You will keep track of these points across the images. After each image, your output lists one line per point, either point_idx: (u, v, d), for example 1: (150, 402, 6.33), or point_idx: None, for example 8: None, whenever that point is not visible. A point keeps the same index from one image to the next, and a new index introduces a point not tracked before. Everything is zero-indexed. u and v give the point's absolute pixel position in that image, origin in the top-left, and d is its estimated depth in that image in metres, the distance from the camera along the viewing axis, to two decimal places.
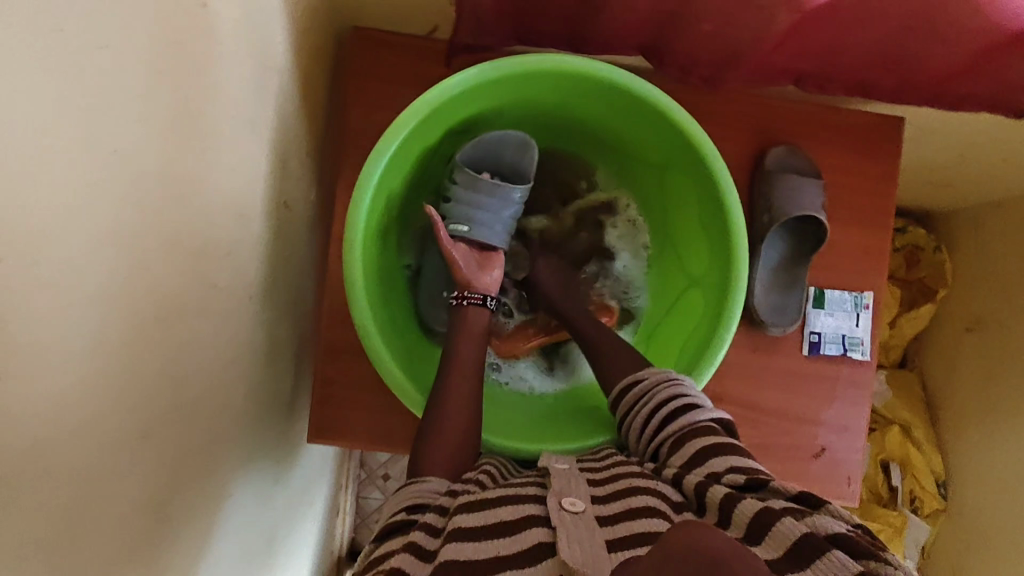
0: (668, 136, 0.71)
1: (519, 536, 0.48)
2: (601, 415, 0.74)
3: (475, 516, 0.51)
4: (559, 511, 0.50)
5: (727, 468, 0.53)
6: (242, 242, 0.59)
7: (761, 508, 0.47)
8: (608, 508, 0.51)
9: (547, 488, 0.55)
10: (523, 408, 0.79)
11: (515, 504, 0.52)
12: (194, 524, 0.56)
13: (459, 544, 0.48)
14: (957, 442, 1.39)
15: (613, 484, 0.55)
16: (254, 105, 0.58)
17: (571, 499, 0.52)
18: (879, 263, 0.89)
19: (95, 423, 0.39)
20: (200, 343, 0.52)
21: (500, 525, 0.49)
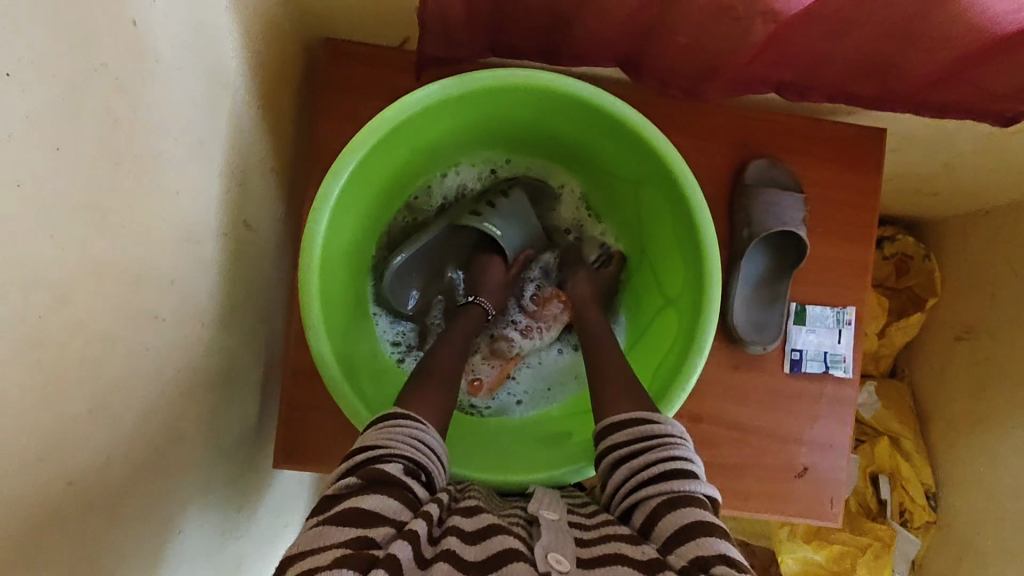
0: (642, 155, 0.69)
1: (508, 568, 0.46)
2: (578, 440, 0.72)
3: (467, 545, 0.49)
4: (544, 569, 0.48)
5: (717, 557, 0.48)
6: (192, 267, 0.56)
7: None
8: (596, 573, 0.48)
9: (536, 539, 0.53)
10: (503, 439, 0.76)
11: (505, 537, 0.50)
12: (140, 565, 0.54)
13: (452, 572, 0.46)
14: (948, 454, 1.37)
15: (602, 544, 0.51)
16: (203, 124, 0.56)
17: (557, 556, 0.49)
18: (862, 278, 0.87)
19: (7, 473, 0.37)
20: (141, 376, 0.50)
21: (490, 557, 0.47)
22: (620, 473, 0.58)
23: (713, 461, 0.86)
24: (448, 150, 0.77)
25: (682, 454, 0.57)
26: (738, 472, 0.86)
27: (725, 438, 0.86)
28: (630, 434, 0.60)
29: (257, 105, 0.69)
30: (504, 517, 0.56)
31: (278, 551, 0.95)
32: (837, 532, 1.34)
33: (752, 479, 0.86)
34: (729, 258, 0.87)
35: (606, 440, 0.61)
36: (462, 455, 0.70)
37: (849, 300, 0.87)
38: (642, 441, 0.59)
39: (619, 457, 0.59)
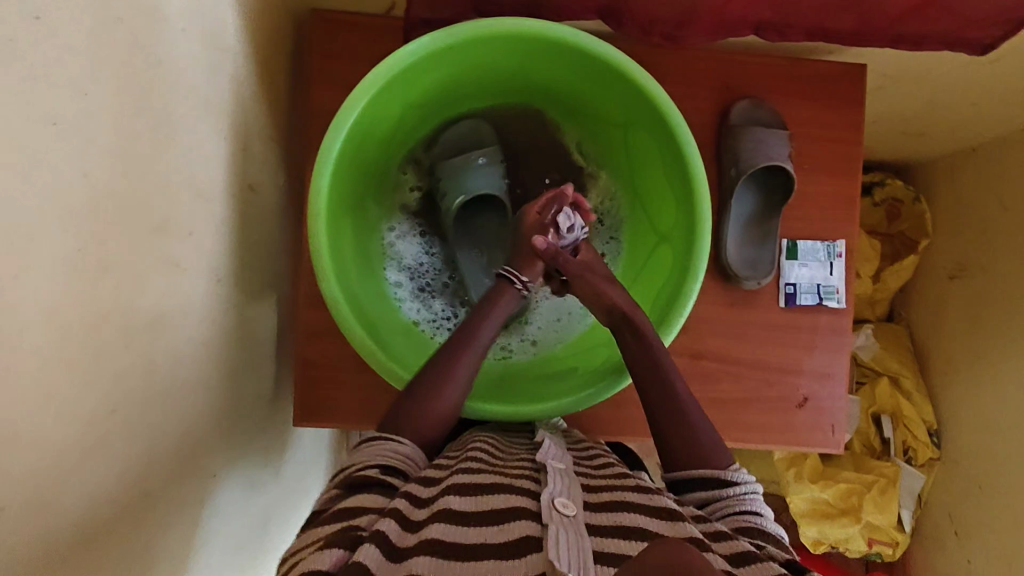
0: (628, 94, 0.72)
1: (506, 526, 0.49)
2: (582, 371, 0.76)
3: (466, 500, 0.52)
4: (551, 509, 0.50)
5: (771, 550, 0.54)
6: (206, 224, 0.59)
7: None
8: (598, 518, 0.51)
9: (542, 485, 0.56)
10: (508, 374, 0.79)
11: (509, 496, 0.53)
12: (176, 504, 0.57)
13: (447, 525, 0.49)
14: (947, 391, 1.40)
15: (606, 494, 0.55)
16: (207, 85, 0.59)
17: (564, 499, 0.52)
18: (850, 211, 0.90)
19: (57, 394, 0.40)
20: (169, 322, 0.53)
21: (489, 514, 0.51)
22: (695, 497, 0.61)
23: (716, 396, 0.89)
24: (440, 104, 0.79)
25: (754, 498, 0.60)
26: (740, 406, 0.89)
27: (726, 372, 0.89)
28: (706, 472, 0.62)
29: (254, 73, 0.71)
30: (510, 468, 0.59)
31: (302, 513, 0.99)
32: (842, 473, 1.38)
33: (754, 411, 0.89)
34: (719, 197, 0.89)
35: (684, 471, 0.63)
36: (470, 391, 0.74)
37: (838, 234, 0.90)
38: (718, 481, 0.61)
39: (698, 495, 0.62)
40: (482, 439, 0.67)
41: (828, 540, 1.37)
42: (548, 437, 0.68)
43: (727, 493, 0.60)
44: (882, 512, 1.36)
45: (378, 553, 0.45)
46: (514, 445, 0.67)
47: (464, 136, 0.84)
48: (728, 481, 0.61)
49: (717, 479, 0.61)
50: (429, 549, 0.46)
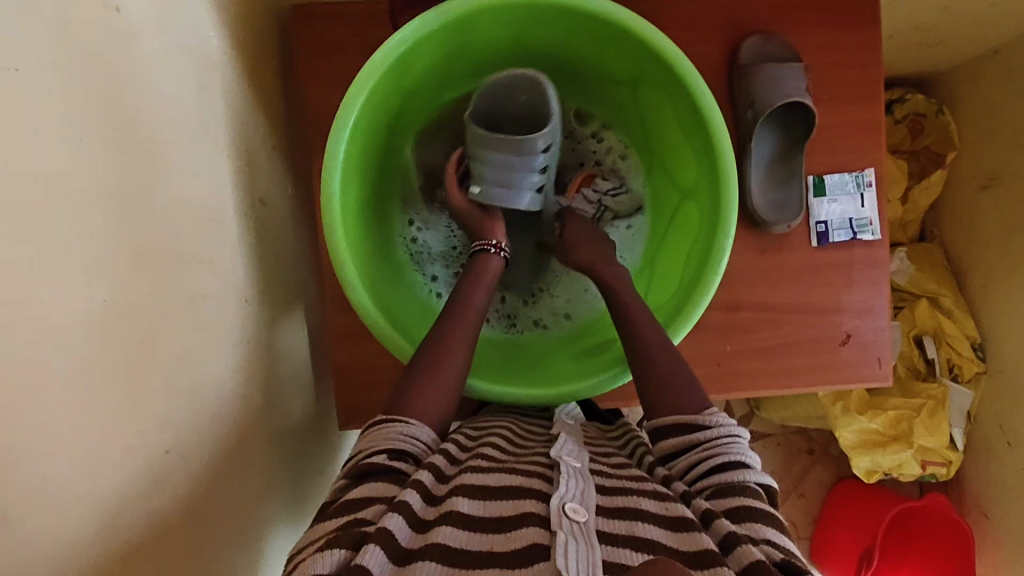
0: (631, 51, 0.68)
1: (515, 533, 0.49)
2: (604, 351, 0.74)
3: (475, 506, 0.52)
4: (559, 516, 0.49)
5: (764, 541, 0.50)
6: (222, 248, 0.59)
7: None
8: (610, 523, 0.50)
9: (554, 487, 0.55)
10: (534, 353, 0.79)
11: (517, 501, 0.53)
12: (235, 525, 0.59)
13: (454, 531, 0.49)
14: (988, 303, 1.36)
15: (618, 498, 0.54)
16: (201, 107, 0.57)
17: (573, 504, 0.51)
18: (877, 138, 0.86)
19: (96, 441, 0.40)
20: (200, 355, 0.53)
21: (498, 522, 0.51)
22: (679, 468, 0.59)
23: (756, 346, 0.87)
24: (439, 92, 0.77)
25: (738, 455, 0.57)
26: (784, 352, 0.87)
27: (765, 320, 0.87)
28: (680, 437, 0.60)
29: (247, 83, 0.70)
30: (522, 466, 0.59)
31: None
32: (890, 400, 1.36)
33: (797, 355, 0.88)
34: (738, 141, 0.86)
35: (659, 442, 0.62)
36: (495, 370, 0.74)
37: (866, 162, 0.86)
38: (695, 445, 0.59)
39: (676, 444, 0.60)
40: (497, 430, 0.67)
41: (882, 468, 1.36)
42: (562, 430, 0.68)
43: (702, 440, 0.59)
44: (933, 435, 1.34)
45: (384, 557, 0.46)
46: (529, 437, 0.67)
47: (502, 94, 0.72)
48: (703, 426, 0.60)
49: (694, 425, 0.60)
50: (434, 556, 0.47)
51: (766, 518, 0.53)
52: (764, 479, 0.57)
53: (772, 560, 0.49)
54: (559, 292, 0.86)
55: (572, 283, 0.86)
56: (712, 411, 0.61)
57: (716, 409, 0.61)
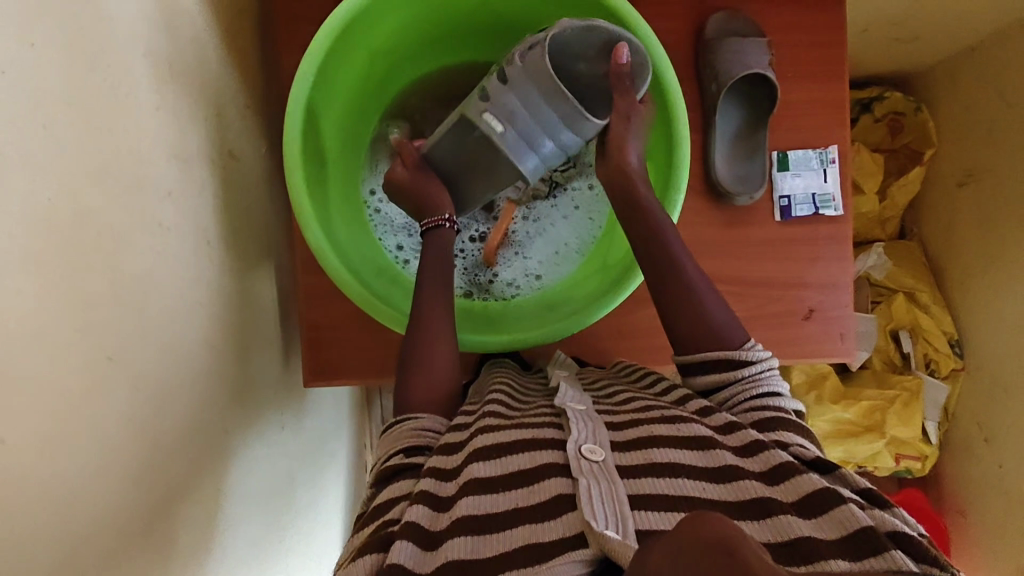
0: (591, 14, 0.71)
1: (538, 487, 0.52)
2: (571, 303, 0.78)
3: (491, 465, 0.55)
4: (579, 459, 0.53)
5: (797, 444, 0.57)
6: (185, 186, 0.60)
7: (822, 488, 0.50)
8: (629, 458, 0.54)
9: (566, 432, 0.58)
10: (507, 307, 0.81)
11: (535, 453, 0.56)
12: (193, 459, 0.60)
13: (475, 499, 0.52)
14: (965, 298, 1.37)
15: (633, 431, 0.58)
16: (166, 45, 0.59)
17: (590, 447, 0.54)
18: (840, 116, 0.88)
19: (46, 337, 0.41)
20: (159, 280, 0.54)
21: (517, 475, 0.54)
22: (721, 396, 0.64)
23: None
24: (407, 58, 0.80)
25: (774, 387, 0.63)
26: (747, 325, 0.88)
27: (728, 293, 0.88)
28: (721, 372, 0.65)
29: (222, 39, 0.72)
30: (529, 418, 0.62)
31: (326, 473, 1.02)
32: (864, 390, 1.38)
33: (760, 328, 0.89)
34: (702, 114, 0.88)
35: (694, 373, 0.67)
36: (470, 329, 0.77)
37: (829, 140, 0.88)
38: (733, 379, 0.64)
39: (714, 378, 0.65)
40: (496, 386, 0.70)
41: (856, 459, 1.37)
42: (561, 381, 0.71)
43: (743, 373, 0.64)
44: (907, 426, 1.36)
45: (412, 546, 0.50)
46: (529, 392, 0.71)
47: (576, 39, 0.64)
48: (745, 360, 0.64)
49: (734, 360, 0.64)
50: (462, 530, 0.50)
51: (796, 429, 0.60)
52: (796, 404, 0.64)
53: (804, 458, 0.56)
54: (531, 253, 0.86)
55: (546, 243, 0.86)
56: (753, 344, 0.65)
57: (755, 343, 0.66)
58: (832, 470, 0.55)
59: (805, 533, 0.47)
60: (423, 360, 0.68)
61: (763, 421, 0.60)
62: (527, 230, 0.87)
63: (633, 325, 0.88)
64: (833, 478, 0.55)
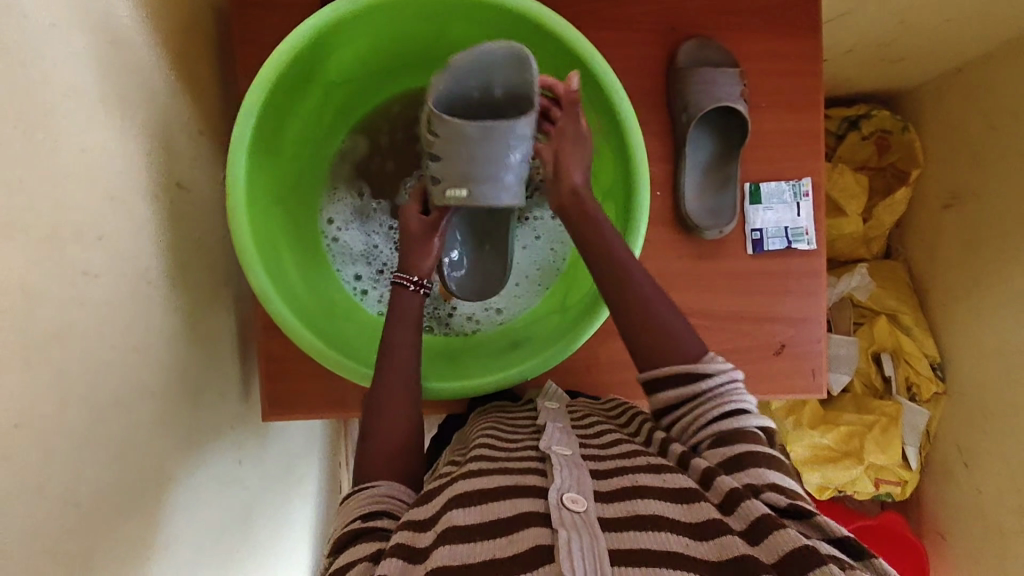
0: (549, 48, 0.70)
1: (516, 536, 0.49)
2: (527, 343, 0.77)
3: (470, 512, 0.52)
4: (560, 509, 0.50)
5: (769, 488, 0.53)
6: (117, 226, 0.58)
7: (802, 546, 0.47)
8: (610, 510, 0.51)
9: (549, 479, 0.55)
10: (465, 346, 0.81)
11: (514, 501, 0.52)
12: (119, 510, 0.58)
13: (454, 546, 0.49)
14: (947, 321, 1.36)
15: (617, 479, 0.55)
16: (99, 84, 0.56)
17: (572, 495, 0.51)
18: (815, 147, 0.86)
19: None
20: (80, 331, 0.52)
21: (495, 525, 0.50)
22: (681, 420, 0.61)
23: None
24: (366, 81, 0.78)
25: (738, 400, 0.60)
26: None
27: (697, 327, 0.86)
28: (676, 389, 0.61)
29: (174, 68, 0.69)
30: (516, 462, 0.59)
31: (290, 500, 1.01)
32: (843, 415, 1.37)
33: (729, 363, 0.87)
34: (672, 146, 0.86)
35: (654, 398, 0.63)
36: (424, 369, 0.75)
37: (803, 171, 0.86)
38: (690, 399, 0.61)
39: (677, 392, 0.61)
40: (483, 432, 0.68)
41: (834, 485, 1.35)
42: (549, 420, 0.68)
43: (702, 390, 0.60)
44: (885, 452, 1.35)
45: None
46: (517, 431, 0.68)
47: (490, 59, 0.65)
48: (703, 373, 0.61)
49: (694, 372, 0.61)
50: None
51: (768, 462, 0.56)
52: (763, 421, 0.60)
53: (778, 506, 0.52)
54: (492, 286, 0.86)
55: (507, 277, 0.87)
56: (712, 356, 0.62)
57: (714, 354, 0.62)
58: (806, 517, 0.51)
59: None
60: (377, 406, 0.65)
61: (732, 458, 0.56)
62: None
63: (600, 358, 0.86)
64: (808, 528, 0.51)
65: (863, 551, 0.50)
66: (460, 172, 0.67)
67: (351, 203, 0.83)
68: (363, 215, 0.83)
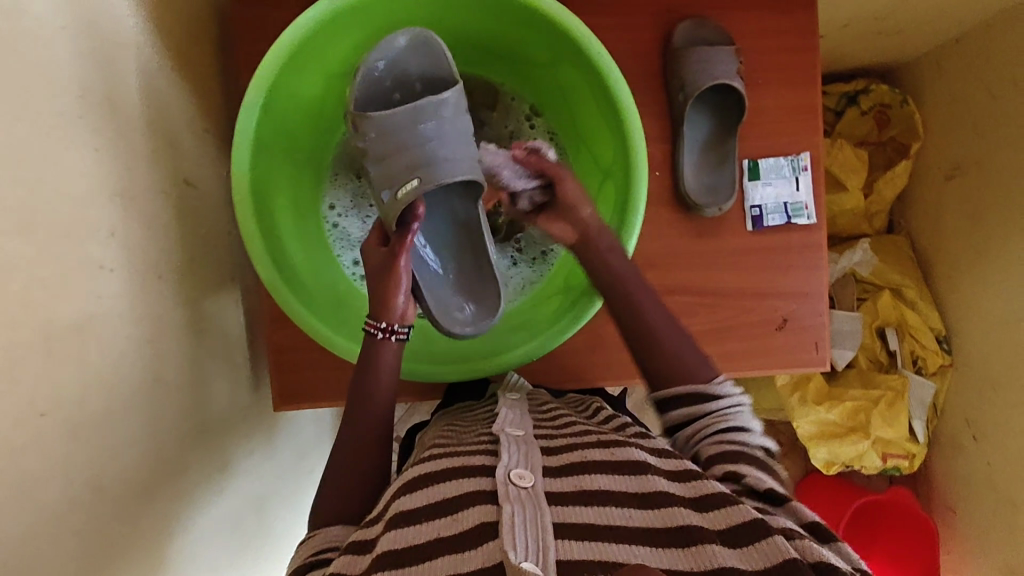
0: (546, 30, 0.71)
1: (460, 515, 0.51)
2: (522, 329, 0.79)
3: (417, 497, 0.54)
4: (506, 485, 0.51)
5: (753, 478, 0.56)
6: (126, 221, 0.59)
7: (753, 518, 0.49)
8: (557, 484, 0.53)
9: (498, 458, 0.57)
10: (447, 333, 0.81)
11: (462, 480, 0.54)
12: (139, 498, 0.59)
13: (399, 531, 0.50)
14: (953, 293, 1.36)
15: (565, 456, 0.57)
16: (106, 83, 0.57)
17: (518, 471, 0.53)
18: (813, 123, 0.86)
19: None
20: (96, 322, 0.54)
21: (442, 504, 0.52)
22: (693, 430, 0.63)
23: (691, 330, 0.87)
24: None
25: (740, 421, 0.62)
26: (719, 336, 0.87)
27: (700, 304, 0.87)
28: (698, 405, 0.63)
29: (176, 65, 0.70)
30: (468, 448, 0.60)
31: (303, 488, 1.03)
32: (849, 391, 1.37)
33: (732, 339, 0.87)
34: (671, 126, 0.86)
35: (668, 411, 0.65)
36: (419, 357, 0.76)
37: (802, 147, 0.86)
38: (699, 415, 0.63)
39: (677, 412, 0.64)
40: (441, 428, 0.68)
41: (840, 460, 1.37)
42: (505, 406, 0.68)
43: (710, 408, 0.63)
44: (892, 427, 1.36)
45: None
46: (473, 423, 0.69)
47: (400, 55, 0.69)
48: (713, 395, 0.63)
49: (705, 393, 0.63)
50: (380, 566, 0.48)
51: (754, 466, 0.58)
52: (764, 442, 0.61)
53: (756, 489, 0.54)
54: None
55: None
56: (723, 380, 0.65)
57: (723, 378, 0.65)
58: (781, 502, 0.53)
59: (728, 563, 0.46)
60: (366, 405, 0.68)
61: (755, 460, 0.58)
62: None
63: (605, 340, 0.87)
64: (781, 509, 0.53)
65: (833, 539, 0.51)
66: (402, 167, 0.67)
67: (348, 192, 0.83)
68: (361, 203, 0.83)
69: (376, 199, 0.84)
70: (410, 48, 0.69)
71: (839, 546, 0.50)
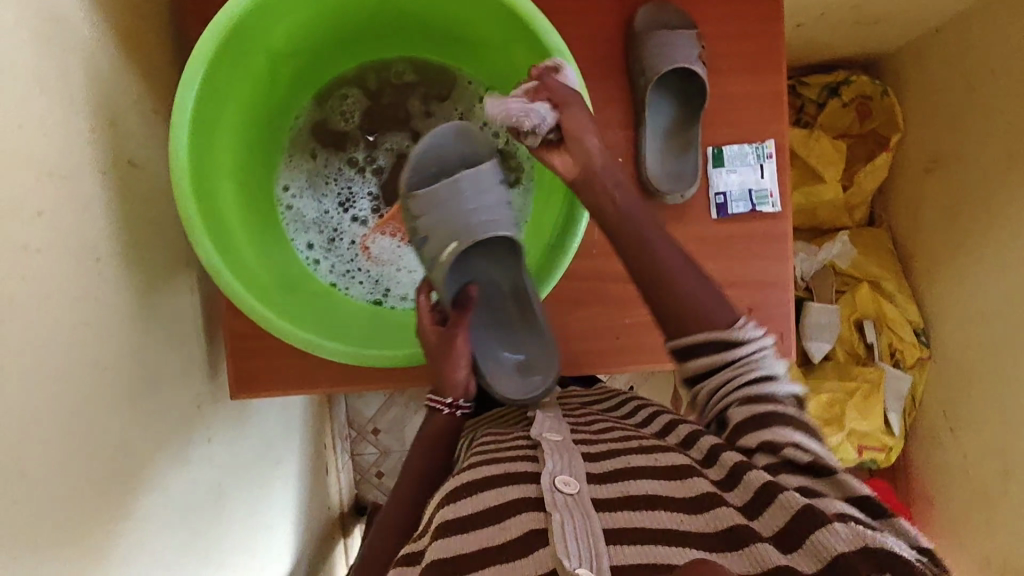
0: (495, 10, 0.70)
1: (507, 524, 0.52)
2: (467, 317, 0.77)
3: (465, 506, 0.56)
4: (552, 492, 0.52)
5: (791, 445, 0.55)
6: (59, 202, 0.58)
7: (801, 507, 0.48)
8: (603, 490, 0.53)
9: (541, 465, 0.58)
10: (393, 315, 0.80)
11: (505, 488, 0.56)
12: (78, 486, 0.58)
13: (448, 541, 0.53)
14: (932, 286, 1.35)
15: (611, 460, 0.57)
16: (35, 59, 0.56)
17: (564, 478, 0.54)
18: (778, 110, 0.85)
19: None
20: (21, 304, 0.52)
21: (491, 512, 0.54)
22: (707, 385, 0.62)
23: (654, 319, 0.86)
24: (316, 50, 0.79)
25: (744, 377, 0.60)
26: None
27: None
28: (694, 361, 0.62)
29: (119, 44, 0.69)
30: (506, 451, 0.62)
31: (270, 480, 1.02)
32: (824, 383, 1.38)
33: None
34: (634, 111, 0.85)
35: (691, 361, 0.63)
36: (355, 337, 0.74)
37: (766, 134, 0.85)
38: (721, 365, 0.61)
39: (707, 362, 0.62)
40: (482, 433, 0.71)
41: None
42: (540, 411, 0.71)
43: (733, 356, 0.60)
44: (867, 419, 1.36)
45: None
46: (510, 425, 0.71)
47: (442, 143, 0.77)
48: (735, 342, 0.60)
49: (727, 341, 0.61)
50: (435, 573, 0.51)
51: (792, 423, 0.57)
52: (792, 388, 0.60)
53: (798, 462, 0.54)
54: (411, 263, 0.84)
55: None
56: (744, 323, 0.62)
57: (744, 320, 0.62)
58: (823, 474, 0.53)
59: (780, 563, 0.45)
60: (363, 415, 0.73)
61: (759, 415, 0.58)
62: (389, 250, 0.84)
63: (567, 329, 0.86)
64: (828, 485, 0.53)
65: (889, 514, 0.51)
66: (449, 229, 0.75)
67: (302, 174, 0.85)
68: (316, 184, 0.85)
69: (331, 179, 0.85)
70: (454, 137, 0.78)
71: (896, 523, 0.50)
